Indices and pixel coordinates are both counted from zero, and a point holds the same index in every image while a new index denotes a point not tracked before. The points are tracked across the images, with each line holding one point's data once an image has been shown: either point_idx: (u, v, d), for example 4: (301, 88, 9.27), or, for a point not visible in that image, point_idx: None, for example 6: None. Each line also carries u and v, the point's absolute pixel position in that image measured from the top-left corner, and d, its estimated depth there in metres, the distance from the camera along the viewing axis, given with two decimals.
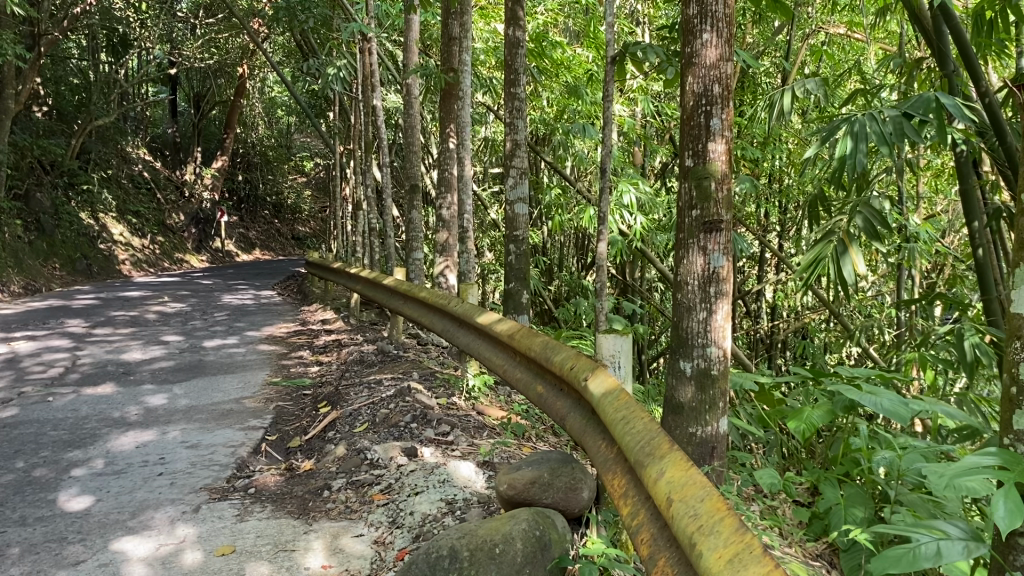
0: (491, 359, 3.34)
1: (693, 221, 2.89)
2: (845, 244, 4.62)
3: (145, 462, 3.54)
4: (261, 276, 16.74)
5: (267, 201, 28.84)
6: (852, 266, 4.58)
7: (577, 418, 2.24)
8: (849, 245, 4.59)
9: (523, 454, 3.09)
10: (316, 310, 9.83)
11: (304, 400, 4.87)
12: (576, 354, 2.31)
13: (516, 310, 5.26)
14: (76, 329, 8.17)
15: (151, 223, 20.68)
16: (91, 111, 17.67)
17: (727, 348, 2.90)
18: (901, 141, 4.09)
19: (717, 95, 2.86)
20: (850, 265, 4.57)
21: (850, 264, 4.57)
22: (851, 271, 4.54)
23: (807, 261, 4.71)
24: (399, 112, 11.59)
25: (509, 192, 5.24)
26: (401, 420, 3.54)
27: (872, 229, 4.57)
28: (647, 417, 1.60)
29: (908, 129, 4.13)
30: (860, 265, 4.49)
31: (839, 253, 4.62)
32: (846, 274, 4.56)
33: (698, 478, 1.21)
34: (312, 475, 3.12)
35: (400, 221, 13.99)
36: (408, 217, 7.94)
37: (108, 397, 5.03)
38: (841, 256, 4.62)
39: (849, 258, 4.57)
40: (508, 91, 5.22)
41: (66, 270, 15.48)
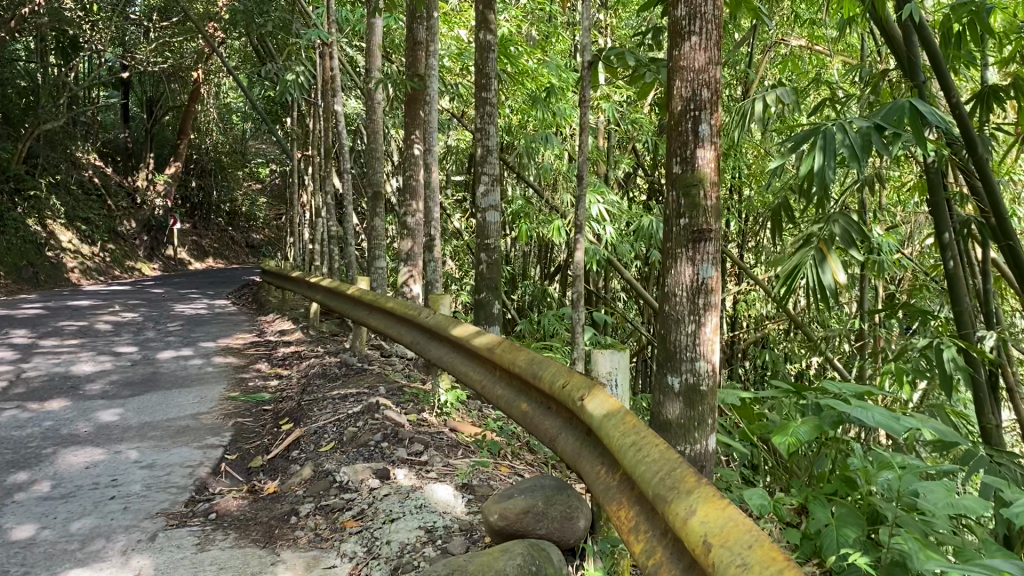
0: (468, 373, 3.17)
1: (682, 229, 2.76)
2: (822, 252, 4.48)
3: (95, 484, 3.31)
4: (215, 285, 16.35)
5: (222, 208, 28.34)
6: (832, 273, 4.44)
7: (571, 440, 2.09)
8: (827, 253, 4.45)
9: (503, 476, 2.93)
10: (274, 320, 9.58)
11: (265, 416, 4.66)
12: (566, 371, 2.16)
13: (487, 321, 5.11)
14: (21, 340, 7.83)
15: (102, 230, 20.16)
16: (38, 115, 17.22)
17: (716, 362, 2.77)
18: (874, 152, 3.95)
19: (706, 100, 2.74)
20: (829, 273, 4.43)
21: (829, 273, 4.44)
22: (831, 279, 4.40)
23: (785, 272, 4.57)
24: (360, 119, 11.40)
25: (480, 200, 5.09)
26: (371, 438, 3.35)
27: (848, 239, 4.45)
28: (661, 443, 1.46)
29: (878, 140, 3.96)
30: (840, 273, 4.36)
31: (817, 262, 4.49)
32: (826, 282, 4.43)
33: (738, 520, 1.07)
34: (278, 499, 2.93)
35: (361, 229, 13.77)
36: (371, 225, 7.76)
37: (55, 413, 4.76)
38: (819, 265, 4.49)
39: (828, 266, 4.43)
40: (480, 96, 5.08)
41: (11, 277, 14.97)
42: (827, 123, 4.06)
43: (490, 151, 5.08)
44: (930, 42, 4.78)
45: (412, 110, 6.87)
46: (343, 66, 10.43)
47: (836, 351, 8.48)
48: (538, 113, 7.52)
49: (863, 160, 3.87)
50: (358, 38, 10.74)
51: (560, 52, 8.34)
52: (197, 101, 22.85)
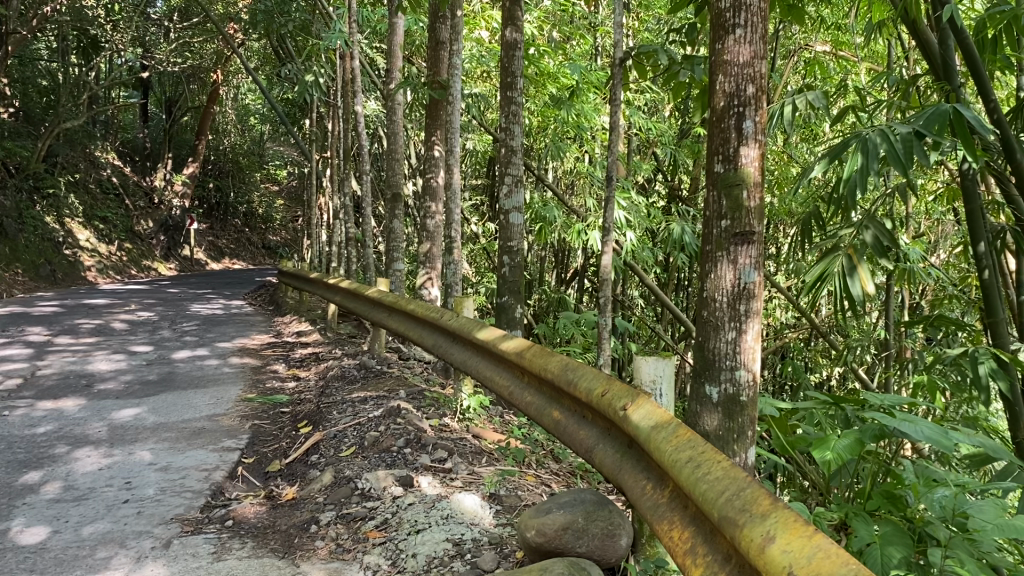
0: (493, 379, 3.05)
1: (723, 231, 2.65)
2: (852, 260, 4.25)
3: (109, 486, 3.22)
4: (232, 286, 16.31)
5: (239, 210, 28.34)
6: (860, 284, 4.21)
7: (610, 450, 1.97)
8: (857, 261, 4.21)
9: (532, 487, 2.82)
10: (290, 321, 9.49)
11: (282, 418, 4.56)
12: (604, 378, 2.04)
13: (509, 325, 4.99)
14: (37, 338, 7.77)
15: (119, 229, 20.19)
16: (58, 113, 17.27)
17: (757, 371, 2.64)
18: (912, 161, 3.63)
19: (751, 96, 2.63)
20: (858, 282, 4.19)
21: (858, 282, 4.20)
22: (859, 289, 4.16)
23: (813, 277, 4.33)
24: (379, 121, 11.32)
25: (504, 201, 4.99)
26: (393, 444, 3.24)
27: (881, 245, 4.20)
28: (722, 461, 1.35)
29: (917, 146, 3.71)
30: (869, 283, 4.13)
31: (845, 271, 4.25)
32: (852, 292, 4.20)
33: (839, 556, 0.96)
34: (297, 506, 2.82)
35: (378, 232, 13.69)
36: (389, 227, 7.65)
37: (70, 412, 4.68)
38: (848, 274, 4.25)
39: (856, 275, 4.20)
40: (505, 96, 4.96)
41: (29, 275, 14.97)
42: (867, 129, 3.82)
43: (515, 152, 4.97)
44: (969, 47, 4.55)
45: (433, 112, 6.78)
46: (363, 67, 10.36)
47: (859, 362, 8.31)
48: (557, 116, 7.39)
49: (902, 167, 3.63)
50: (378, 40, 10.67)
51: (581, 54, 8.21)
52: (216, 102, 22.89)
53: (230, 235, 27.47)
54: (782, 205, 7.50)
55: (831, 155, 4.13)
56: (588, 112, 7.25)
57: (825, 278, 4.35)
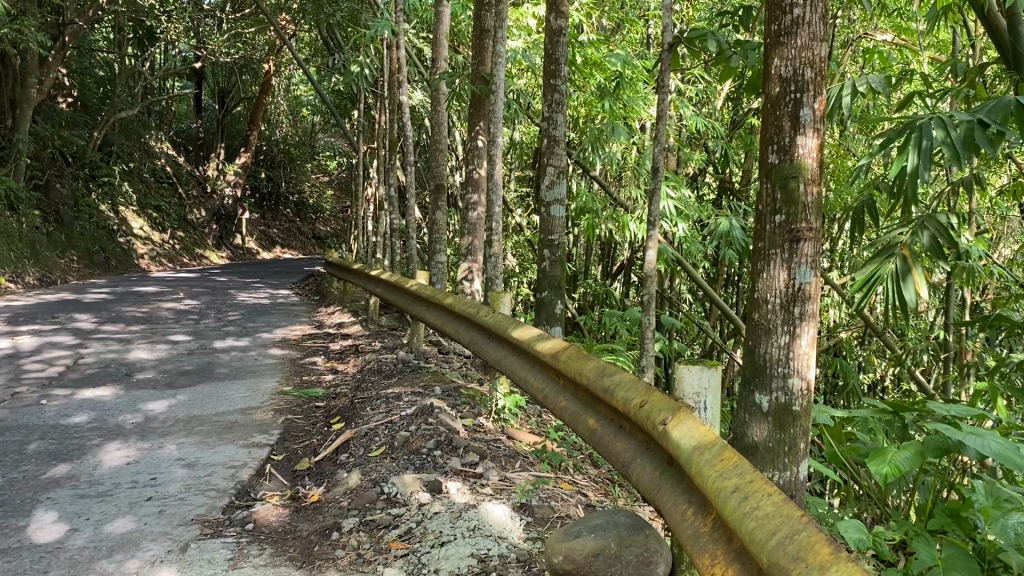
0: (527, 380, 2.90)
1: (777, 227, 2.46)
2: (906, 262, 4.02)
3: (134, 482, 3.14)
4: (280, 275, 16.41)
5: (290, 199, 28.53)
6: (914, 287, 3.99)
7: (648, 466, 1.81)
8: (912, 264, 3.98)
9: (567, 497, 2.65)
10: (333, 311, 9.45)
11: (316, 413, 4.46)
12: (643, 388, 1.87)
13: (548, 322, 4.80)
14: (84, 325, 7.82)
15: (172, 218, 20.45)
16: (114, 104, 17.49)
17: (812, 379, 2.46)
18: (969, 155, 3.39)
19: (809, 81, 2.43)
20: (911, 286, 3.97)
21: (911, 286, 3.98)
22: (913, 294, 3.95)
23: (862, 279, 4.12)
24: (425, 111, 11.20)
25: (546, 192, 4.81)
26: (423, 445, 3.10)
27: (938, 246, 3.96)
28: (772, 494, 1.18)
29: (981, 137, 3.44)
30: (923, 288, 3.90)
31: (898, 273, 4.04)
32: (904, 297, 3.99)
33: None
34: (320, 510, 2.69)
35: (423, 222, 13.61)
36: (432, 218, 7.51)
37: (106, 402, 4.65)
38: (901, 276, 4.03)
39: (911, 279, 3.97)
40: (548, 83, 4.77)
41: (83, 262, 15.19)
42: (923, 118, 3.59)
43: (557, 141, 4.80)
44: None
45: (476, 103, 6.63)
46: (410, 57, 10.23)
47: (916, 364, 7.98)
48: (603, 106, 7.18)
49: (961, 164, 3.37)
50: (425, 29, 10.54)
51: (631, 42, 7.96)
52: (268, 93, 22.99)
53: (281, 224, 27.72)
54: (837, 199, 7.20)
55: (889, 145, 3.85)
56: (636, 102, 7.03)
57: (875, 281, 4.13)
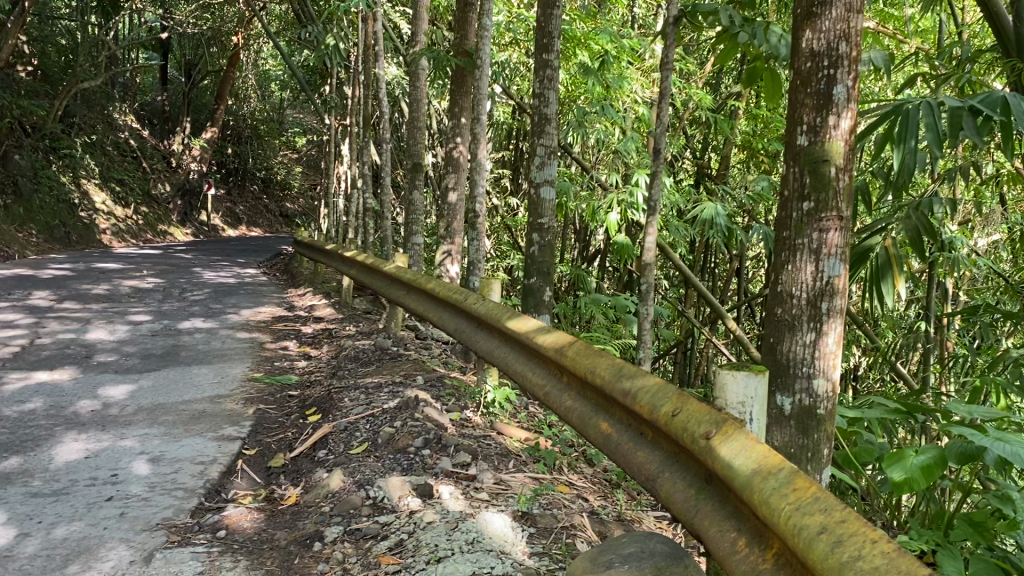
0: (524, 375, 2.68)
1: (804, 214, 2.28)
2: (888, 258, 3.69)
3: (94, 479, 2.88)
4: (246, 253, 16.00)
5: (258, 175, 27.89)
6: (893, 287, 3.66)
7: (678, 481, 1.61)
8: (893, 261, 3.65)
9: (570, 505, 2.44)
10: (303, 293, 9.13)
11: (290, 403, 4.21)
12: (673, 392, 1.67)
13: (536, 310, 4.61)
14: (42, 303, 7.46)
15: (136, 192, 19.86)
16: (76, 74, 16.87)
17: (837, 380, 2.28)
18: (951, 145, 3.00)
19: (844, 55, 2.24)
20: (890, 286, 3.65)
21: (891, 286, 3.66)
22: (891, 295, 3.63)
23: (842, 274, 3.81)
24: (400, 88, 10.86)
25: (536, 173, 4.58)
26: (410, 444, 2.88)
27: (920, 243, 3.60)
28: (877, 539, 0.98)
29: (969, 128, 3.03)
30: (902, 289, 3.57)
31: (879, 271, 3.71)
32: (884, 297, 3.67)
33: None
34: (299, 516, 2.46)
35: (396, 202, 13.28)
36: (409, 198, 7.23)
37: (63, 386, 4.36)
38: (881, 274, 3.71)
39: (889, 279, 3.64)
40: (540, 58, 4.53)
41: (43, 236, 14.67)
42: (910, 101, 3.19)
43: (548, 120, 4.56)
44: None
45: (458, 79, 6.34)
46: (387, 32, 9.89)
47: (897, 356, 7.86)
48: (586, 87, 6.96)
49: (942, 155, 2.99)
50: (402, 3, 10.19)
51: (617, 21, 7.71)
52: (237, 67, 22.39)
53: (247, 201, 27.11)
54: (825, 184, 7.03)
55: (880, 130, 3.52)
56: (622, 82, 6.78)
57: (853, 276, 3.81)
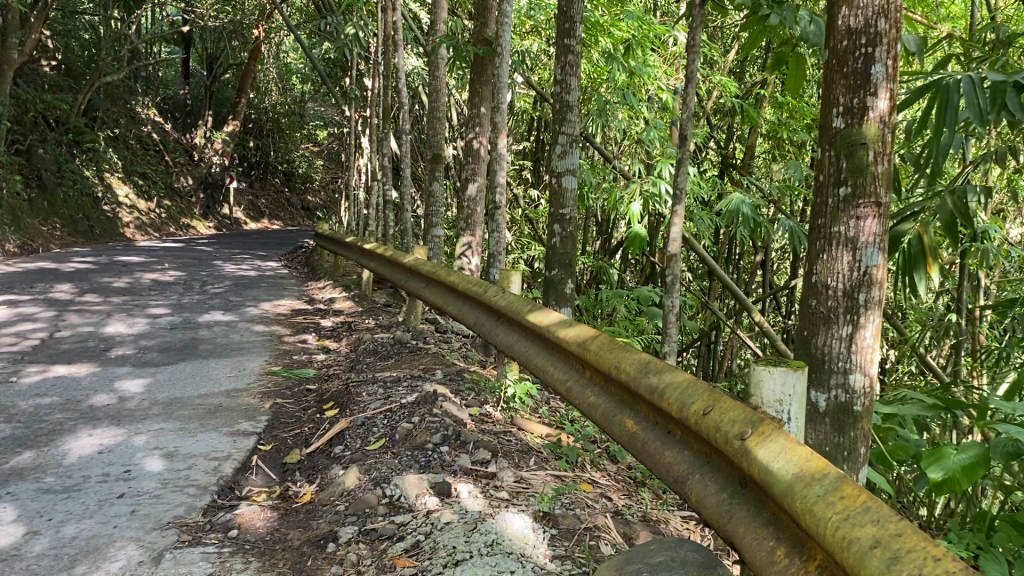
0: (545, 370, 2.59)
1: (840, 201, 2.18)
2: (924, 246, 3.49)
3: (106, 476, 2.82)
4: (267, 246, 16.00)
5: (279, 168, 27.93)
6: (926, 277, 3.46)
7: (709, 482, 1.52)
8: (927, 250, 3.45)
9: (593, 505, 2.35)
10: (323, 286, 9.08)
11: (307, 397, 4.14)
12: (703, 388, 1.57)
13: (557, 302, 4.50)
14: (63, 296, 7.45)
15: (159, 186, 19.94)
16: (100, 68, 16.94)
17: (874, 374, 2.18)
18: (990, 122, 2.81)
19: (884, 32, 2.13)
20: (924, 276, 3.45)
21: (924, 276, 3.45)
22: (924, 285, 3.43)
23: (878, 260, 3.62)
24: (420, 80, 10.77)
25: (557, 162, 4.48)
26: (428, 441, 2.79)
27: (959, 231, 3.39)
28: (939, 557, 0.88)
29: (1013, 104, 2.83)
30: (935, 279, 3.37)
31: (913, 260, 3.51)
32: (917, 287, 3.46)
33: None
34: (314, 515, 2.39)
35: (417, 194, 13.20)
36: (429, 190, 7.15)
37: (80, 380, 4.32)
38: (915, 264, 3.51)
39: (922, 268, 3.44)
40: (562, 44, 4.42)
41: (67, 230, 14.74)
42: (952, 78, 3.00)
43: (570, 107, 4.44)
44: None
45: (478, 68, 6.24)
46: (407, 22, 9.80)
47: (926, 349, 7.69)
48: (609, 76, 6.83)
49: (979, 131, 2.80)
50: None
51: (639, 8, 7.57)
52: (258, 60, 22.41)
53: (269, 194, 27.17)
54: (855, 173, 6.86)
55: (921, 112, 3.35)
56: (646, 70, 6.65)
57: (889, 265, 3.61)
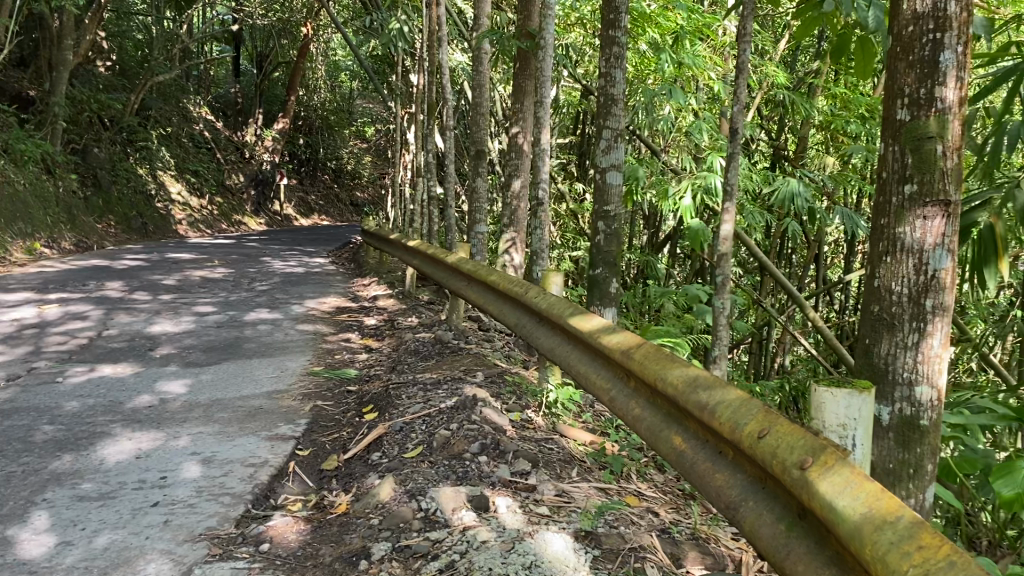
0: (588, 377, 2.48)
1: (906, 199, 2.05)
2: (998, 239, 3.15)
3: (142, 483, 2.78)
4: (315, 242, 16.09)
5: (328, 165, 28.12)
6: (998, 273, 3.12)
7: (763, 510, 1.39)
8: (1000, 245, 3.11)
9: (637, 523, 2.23)
10: (368, 284, 9.06)
11: (348, 399, 4.08)
12: (758, 408, 1.45)
13: (602, 302, 4.36)
14: (113, 294, 7.52)
15: (211, 183, 20.22)
16: (153, 68, 17.19)
17: (943, 387, 2.04)
18: None
19: (954, 16, 1.99)
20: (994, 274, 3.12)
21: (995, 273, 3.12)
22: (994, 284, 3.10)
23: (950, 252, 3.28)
24: (465, 75, 10.68)
25: (601, 158, 4.34)
26: (467, 450, 2.70)
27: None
28: None
29: None
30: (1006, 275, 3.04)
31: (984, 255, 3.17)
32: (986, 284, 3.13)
33: None
34: (347, 529, 2.31)
35: (462, 191, 13.14)
36: (473, 186, 7.06)
37: (124, 381, 4.32)
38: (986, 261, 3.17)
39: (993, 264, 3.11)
40: (606, 35, 4.27)
41: (121, 228, 14.98)
42: None
43: (615, 100, 4.31)
44: None
45: (521, 62, 6.11)
46: (452, 17, 9.71)
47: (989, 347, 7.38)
48: (656, 67, 6.67)
49: None
50: None
51: None
52: (307, 58, 22.56)
53: (318, 190, 27.39)
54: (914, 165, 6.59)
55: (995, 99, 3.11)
56: (695, 62, 6.47)
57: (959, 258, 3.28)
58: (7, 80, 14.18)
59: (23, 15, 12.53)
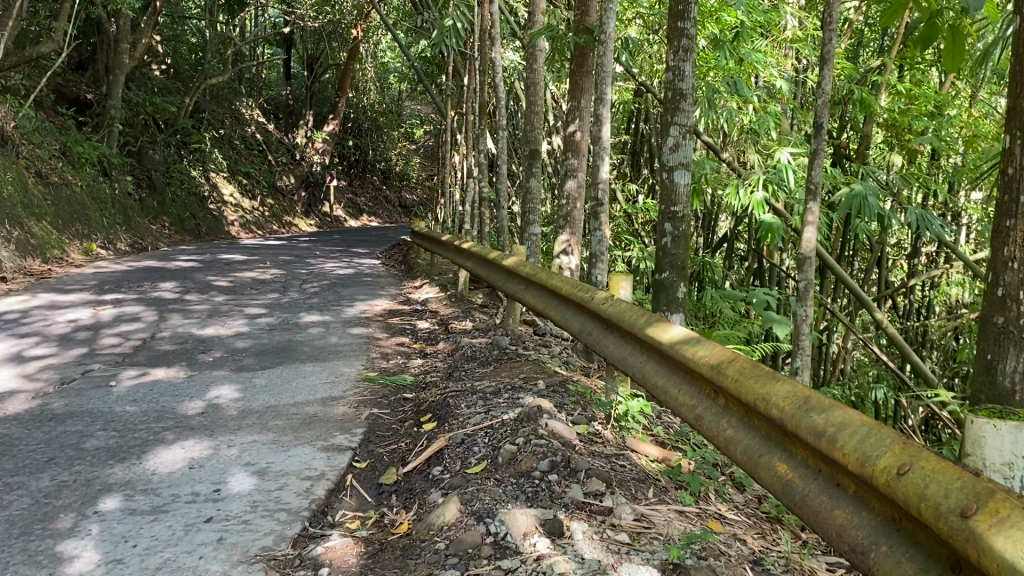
0: (668, 392, 2.30)
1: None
2: None
3: (195, 495, 2.67)
4: (365, 243, 16.06)
5: (377, 167, 28.12)
6: None
7: (902, 558, 1.21)
8: None
9: (725, 553, 2.04)
10: (419, 286, 8.94)
11: (404, 408, 3.94)
12: (892, 440, 1.27)
13: (669, 307, 4.18)
14: (167, 295, 7.50)
15: (262, 185, 20.36)
16: (206, 71, 17.33)
17: None
18: None
19: None
20: None
21: None
22: None
23: None
24: (517, 74, 10.50)
25: (669, 155, 4.13)
26: (535, 467, 2.53)
27: None
28: None
29: None
30: None
31: None
32: None
33: None
34: (411, 552, 2.16)
35: (513, 191, 12.96)
36: (526, 187, 6.89)
37: (178, 385, 4.23)
38: None
39: None
40: (675, 27, 4.07)
41: (174, 229, 15.12)
42: None
43: (684, 95, 4.10)
44: None
45: (579, 60, 5.92)
46: (503, 15, 9.54)
47: None
48: (716, 62, 6.44)
49: None
50: None
51: None
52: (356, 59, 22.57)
53: (368, 191, 27.44)
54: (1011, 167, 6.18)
55: None
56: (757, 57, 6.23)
57: None
58: (65, 84, 14.40)
59: (80, 19, 12.64)
